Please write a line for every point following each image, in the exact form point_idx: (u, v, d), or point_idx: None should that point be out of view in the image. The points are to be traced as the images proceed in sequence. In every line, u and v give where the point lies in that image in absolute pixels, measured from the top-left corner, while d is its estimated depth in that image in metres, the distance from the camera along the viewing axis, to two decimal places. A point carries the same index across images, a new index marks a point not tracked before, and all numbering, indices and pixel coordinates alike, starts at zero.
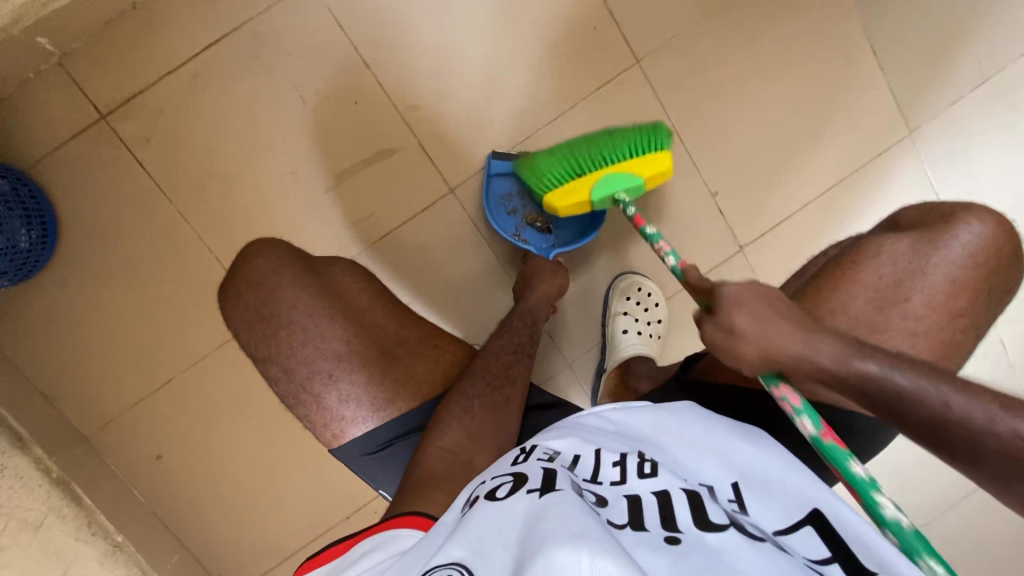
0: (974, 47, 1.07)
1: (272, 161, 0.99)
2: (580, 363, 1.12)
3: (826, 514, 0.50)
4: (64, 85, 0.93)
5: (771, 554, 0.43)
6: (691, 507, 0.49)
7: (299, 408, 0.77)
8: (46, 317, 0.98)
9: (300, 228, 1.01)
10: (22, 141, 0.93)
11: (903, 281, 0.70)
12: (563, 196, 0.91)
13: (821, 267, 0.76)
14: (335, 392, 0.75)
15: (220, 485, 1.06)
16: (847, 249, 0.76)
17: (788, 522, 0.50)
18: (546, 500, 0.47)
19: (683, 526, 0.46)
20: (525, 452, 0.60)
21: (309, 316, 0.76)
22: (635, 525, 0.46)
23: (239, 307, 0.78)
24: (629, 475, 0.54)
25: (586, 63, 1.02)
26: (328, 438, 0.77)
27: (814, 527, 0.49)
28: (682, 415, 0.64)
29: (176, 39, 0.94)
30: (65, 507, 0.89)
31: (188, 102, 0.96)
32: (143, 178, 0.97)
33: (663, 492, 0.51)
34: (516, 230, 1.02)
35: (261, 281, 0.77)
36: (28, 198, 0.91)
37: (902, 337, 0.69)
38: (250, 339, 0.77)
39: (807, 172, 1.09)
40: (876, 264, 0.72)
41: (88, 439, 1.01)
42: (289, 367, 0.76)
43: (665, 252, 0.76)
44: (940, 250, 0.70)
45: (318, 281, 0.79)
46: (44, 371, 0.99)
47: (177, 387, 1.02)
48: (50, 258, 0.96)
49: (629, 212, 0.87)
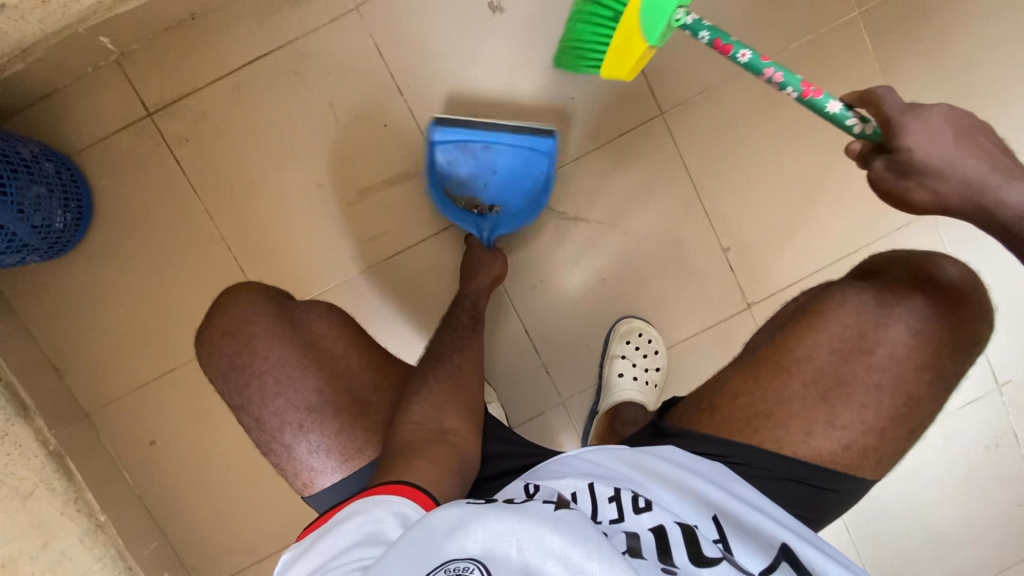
0: (1018, 127, 1.03)
1: (301, 172, 1.03)
2: (573, 404, 1.12)
3: (793, 550, 0.57)
4: (119, 81, 0.99)
5: None
6: (686, 540, 0.52)
7: (273, 457, 0.79)
8: (68, 294, 1.02)
9: (317, 239, 1.05)
10: (72, 129, 1.00)
11: (867, 331, 0.71)
12: (619, 62, 0.85)
13: (789, 316, 0.77)
14: (304, 443, 0.77)
15: (206, 478, 1.07)
16: (815, 296, 0.77)
17: (767, 564, 0.55)
18: (562, 514, 0.48)
19: (679, 561, 0.49)
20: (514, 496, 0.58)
21: (282, 367, 0.78)
22: (633, 553, 0.49)
23: (216, 355, 0.80)
24: (625, 510, 0.55)
25: (611, 113, 1.06)
26: (298, 485, 0.79)
27: (789, 565, 0.55)
28: (662, 459, 0.66)
29: (227, 50, 1.00)
30: (56, 480, 0.92)
31: (230, 109, 1.01)
32: (178, 174, 1.02)
33: (660, 527, 0.53)
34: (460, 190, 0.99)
35: (236, 330, 0.80)
36: (70, 180, 0.97)
37: (866, 390, 0.70)
38: (225, 387, 0.80)
39: (820, 236, 1.09)
40: (840, 313, 0.72)
41: (88, 416, 1.04)
42: (261, 417, 0.78)
43: (782, 81, 0.70)
44: (944, 352, 0.70)
45: (290, 335, 0.80)
46: (58, 346, 1.03)
47: (179, 377, 1.05)
48: (79, 238, 1.01)
49: (701, 34, 0.75)
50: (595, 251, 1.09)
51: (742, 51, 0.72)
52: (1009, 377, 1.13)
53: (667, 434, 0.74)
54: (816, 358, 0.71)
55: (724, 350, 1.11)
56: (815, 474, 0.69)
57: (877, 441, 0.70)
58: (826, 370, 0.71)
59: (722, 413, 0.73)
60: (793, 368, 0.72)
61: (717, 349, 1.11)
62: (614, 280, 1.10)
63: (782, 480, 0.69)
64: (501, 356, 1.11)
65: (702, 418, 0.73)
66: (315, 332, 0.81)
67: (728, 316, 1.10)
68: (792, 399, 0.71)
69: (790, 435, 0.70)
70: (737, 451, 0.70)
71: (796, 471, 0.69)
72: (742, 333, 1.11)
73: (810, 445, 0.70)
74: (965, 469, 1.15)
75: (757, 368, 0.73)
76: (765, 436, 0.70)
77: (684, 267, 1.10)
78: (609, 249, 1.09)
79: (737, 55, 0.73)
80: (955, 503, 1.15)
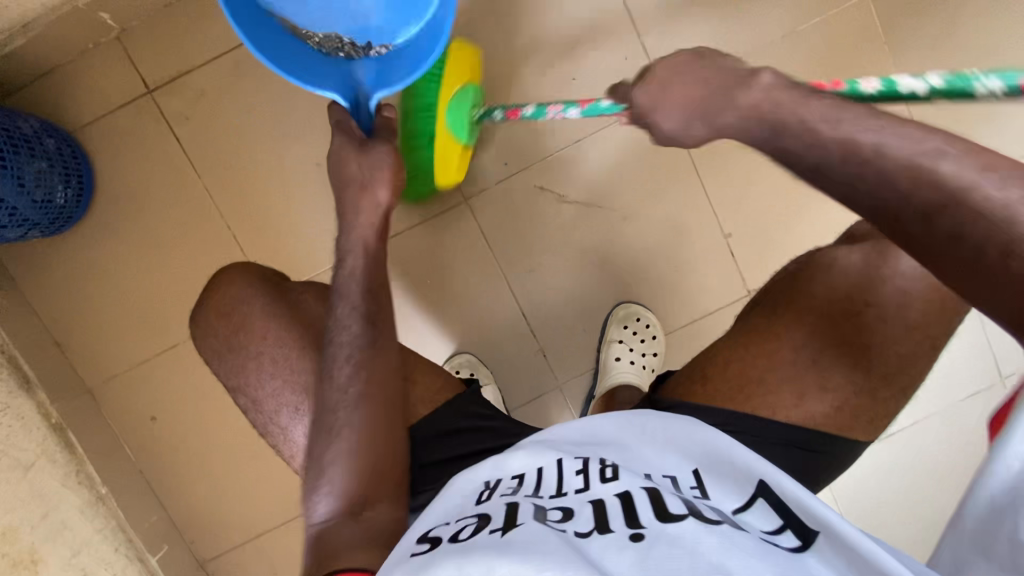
0: None
1: (300, 151, 1.03)
2: (570, 387, 1.12)
3: (770, 484, 0.54)
4: (119, 58, 0.99)
5: (728, 535, 0.45)
6: (652, 501, 0.51)
7: (270, 439, 0.79)
8: (71, 270, 1.03)
9: (316, 218, 1.05)
10: (74, 106, 1.00)
11: (857, 292, 0.69)
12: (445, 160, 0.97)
13: (776, 281, 0.76)
14: (300, 425, 0.77)
15: (206, 453, 1.08)
16: (802, 260, 0.75)
17: (743, 502, 0.53)
18: (510, 538, 0.48)
19: (645, 521, 0.48)
20: (489, 485, 0.60)
21: (278, 347, 0.77)
22: (600, 531, 0.48)
23: (211, 335, 0.80)
24: (591, 480, 0.56)
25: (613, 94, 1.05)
26: (296, 466, 0.80)
27: (768, 502, 0.52)
28: (636, 420, 0.66)
29: (226, 27, 0.99)
30: (58, 452, 0.95)
31: (229, 87, 1.01)
32: (178, 152, 1.02)
33: (626, 493, 0.53)
34: (310, 33, 0.81)
35: (233, 310, 0.80)
36: (70, 157, 0.97)
37: (857, 353, 0.69)
38: (222, 368, 0.80)
39: (823, 215, 1.07)
40: (827, 276, 0.71)
41: (90, 392, 1.06)
42: (258, 399, 0.78)
43: (564, 108, 0.82)
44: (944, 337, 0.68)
45: (286, 313, 0.79)
46: (60, 321, 1.04)
47: (178, 354, 1.06)
48: (81, 215, 1.02)
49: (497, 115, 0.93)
50: (595, 232, 1.08)
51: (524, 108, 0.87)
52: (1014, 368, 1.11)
53: (659, 406, 0.75)
54: (806, 322, 0.71)
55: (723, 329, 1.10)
56: (810, 439, 0.70)
57: (868, 401, 0.69)
58: (817, 334, 0.70)
59: (714, 382, 0.73)
60: (785, 337, 0.71)
61: (716, 330, 1.10)
62: (614, 264, 1.09)
63: (776, 445, 0.70)
64: (497, 332, 1.11)
65: (695, 389, 0.74)
66: (312, 307, 0.80)
67: (727, 296, 1.09)
68: (784, 363, 0.70)
69: (782, 400, 0.70)
70: (731, 420, 0.70)
71: (787, 435, 0.70)
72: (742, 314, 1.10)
73: (800, 409, 0.70)
74: (964, 458, 1.13)
75: (746, 337, 0.73)
76: (758, 402, 0.70)
77: (683, 247, 1.09)
78: (607, 226, 1.08)
79: (524, 111, 0.88)
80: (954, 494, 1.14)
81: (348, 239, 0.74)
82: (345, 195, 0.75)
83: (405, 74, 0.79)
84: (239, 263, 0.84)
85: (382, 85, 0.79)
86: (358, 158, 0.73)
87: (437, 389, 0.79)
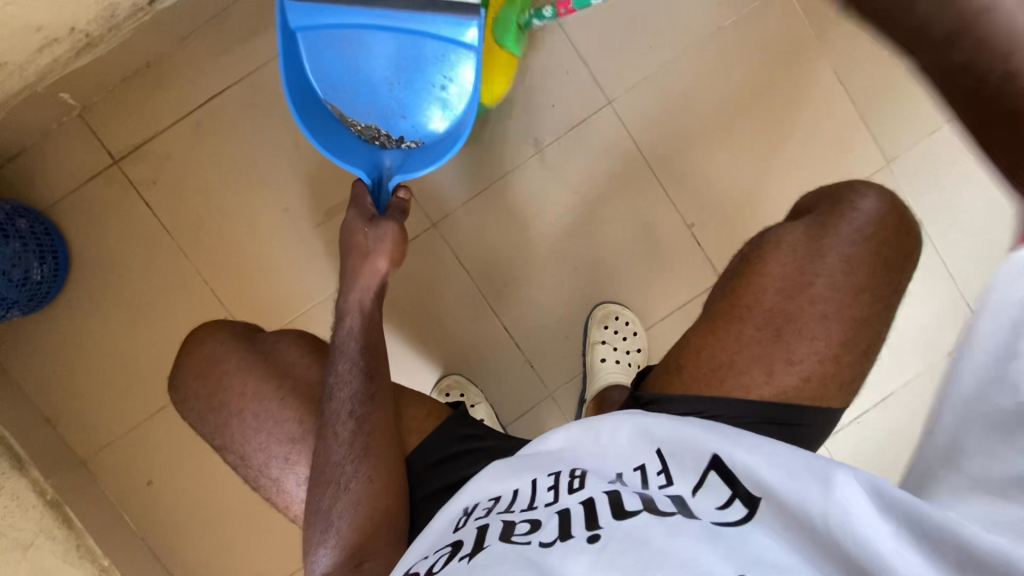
0: None
1: (267, 200, 1.06)
2: (561, 394, 1.13)
3: (725, 458, 0.54)
4: (83, 134, 1.03)
5: (677, 521, 0.47)
6: (611, 503, 0.52)
7: (264, 491, 0.79)
8: (53, 344, 1.04)
9: (290, 262, 1.07)
10: (42, 184, 1.03)
11: (803, 263, 0.72)
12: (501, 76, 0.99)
13: (736, 265, 0.78)
14: (292, 476, 0.77)
15: (207, 511, 1.08)
16: (753, 246, 0.78)
17: (698, 481, 0.53)
18: (475, 564, 0.50)
19: (603, 522, 0.49)
20: (467, 511, 0.62)
21: (261, 403, 0.77)
22: (562, 538, 0.49)
23: (193, 399, 0.80)
24: (560, 492, 0.57)
25: (561, 107, 1.09)
26: (292, 515, 0.80)
27: (720, 475, 0.52)
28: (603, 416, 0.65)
29: (184, 93, 1.03)
30: (56, 528, 0.92)
31: (192, 148, 1.04)
32: (148, 217, 1.05)
33: (590, 499, 0.53)
34: (352, 120, 0.88)
35: (211, 370, 0.79)
36: (44, 234, 1.00)
37: (815, 322, 0.71)
38: (207, 430, 0.79)
39: (778, 195, 1.11)
40: (777, 254, 0.74)
41: (84, 464, 1.05)
42: (245, 454, 0.77)
43: None
44: (892, 285, 0.72)
45: (265, 363, 0.79)
46: (48, 398, 1.04)
47: (169, 414, 1.07)
48: (59, 289, 1.03)
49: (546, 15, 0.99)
50: (563, 240, 1.11)
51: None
52: None
53: (644, 402, 0.73)
54: (764, 299, 0.73)
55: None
56: (788, 413, 0.70)
57: (834, 368, 0.71)
58: (775, 311, 0.72)
59: (689, 370, 0.73)
60: (748, 318, 0.73)
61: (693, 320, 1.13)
62: (586, 268, 1.12)
63: (755, 423, 0.70)
64: (480, 350, 1.12)
65: (674, 379, 0.74)
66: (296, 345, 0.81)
67: (700, 286, 1.12)
68: (751, 342, 0.72)
69: (754, 379, 0.71)
70: (712, 405, 0.70)
71: (769, 412, 0.70)
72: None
73: (772, 385, 0.70)
74: None
75: (714, 322, 0.74)
76: (732, 385, 0.71)
77: (650, 247, 1.12)
78: (572, 227, 1.11)
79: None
80: None
81: (347, 300, 0.81)
82: (346, 260, 0.82)
83: (424, 166, 0.85)
84: (212, 323, 0.85)
85: (403, 171, 0.85)
86: (365, 228, 0.81)
87: (426, 416, 0.80)
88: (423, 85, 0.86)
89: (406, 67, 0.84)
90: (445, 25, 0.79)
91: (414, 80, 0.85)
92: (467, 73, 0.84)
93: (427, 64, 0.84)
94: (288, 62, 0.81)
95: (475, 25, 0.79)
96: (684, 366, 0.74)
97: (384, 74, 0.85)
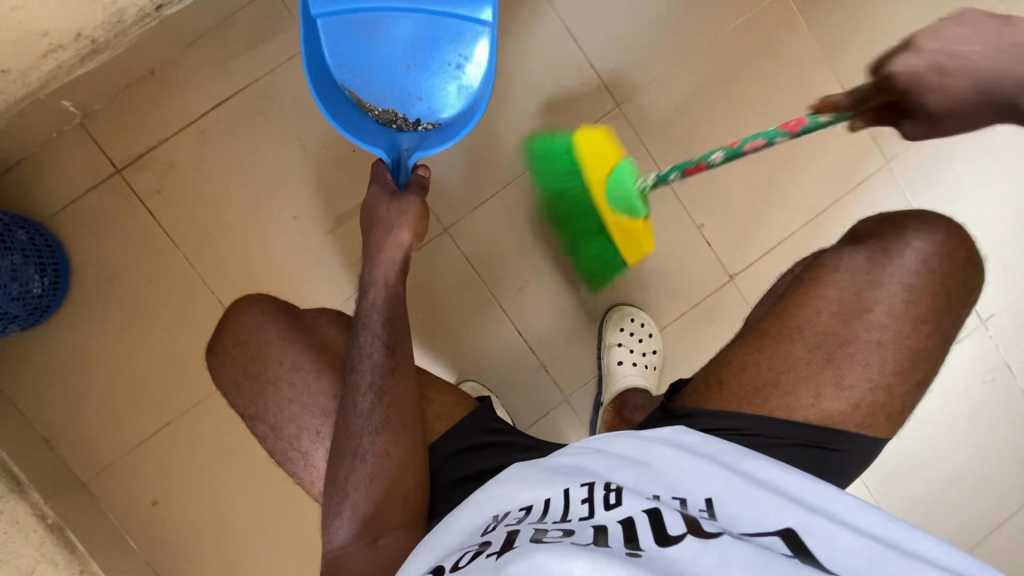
0: None
1: (276, 207, 1.04)
2: (578, 398, 1.12)
3: (799, 534, 0.54)
4: (85, 143, 1.00)
5: (727, 559, 0.46)
6: (653, 527, 0.51)
7: (288, 464, 0.76)
8: (51, 361, 1.00)
9: (301, 269, 1.05)
10: (41, 196, 0.99)
11: (843, 273, 0.74)
12: (625, 242, 0.97)
13: (788, 285, 0.80)
14: (322, 448, 0.74)
15: (214, 530, 1.04)
16: (809, 266, 0.79)
17: (761, 534, 0.54)
18: (503, 560, 0.48)
19: (644, 545, 0.49)
20: (498, 517, 0.59)
21: (297, 372, 0.75)
22: (597, 543, 0.49)
23: (229, 364, 0.77)
24: (596, 507, 0.55)
25: (570, 111, 1.10)
26: (315, 492, 0.77)
27: (786, 541, 0.53)
28: (663, 437, 0.65)
29: (189, 100, 1.01)
30: (58, 554, 0.87)
31: (198, 155, 1.02)
32: (152, 226, 1.02)
33: (629, 519, 0.52)
34: (370, 106, 0.86)
35: (248, 339, 0.76)
36: (44, 246, 0.96)
37: (868, 347, 0.72)
38: (237, 395, 0.76)
39: (785, 195, 1.13)
40: (837, 276, 0.74)
41: (86, 485, 1.01)
42: (278, 424, 0.75)
43: (766, 137, 0.73)
44: (917, 273, 0.72)
45: (305, 336, 0.77)
46: (46, 416, 1.00)
47: (175, 430, 1.03)
48: (59, 303, 1.00)
49: (669, 177, 0.87)
50: None
51: (714, 154, 0.77)
52: (991, 310, 1.16)
53: (679, 415, 0.75)
54: (817, 320, 0.73)
55: (712, 322, 1.13)
56: (828, 436, 0.71)
57: (874, 377, 0.71)
58: (827, 332, 0.73)
59: (730, 386, 0.74)
60: (799, 338, 0.73)
61: (705, 319, 1.13)
62: None
63: (794, 446, 0.71)
64: (495, 354, 1.11)
65: (712, 396, 0.74)
66: None
67: (712, 285, 1.13)
68: (799, 364, 0.72)
69: (799, 400, 0.72)
70: (750, 422, 0.71)
71: (808, 436, 0.71)
72: (729, 304, 1.13)
73: (817, 408, 0.71)
74: (962, 407, 1.17)
75: (761, 341, 0.75)
76: (775, 405, 0.72)
77: (659, 250, 1.12)
78: None
79: (710, 158, 0.79)
80: (969, 443, 1.17)
81: (371, 273, 0.78)
82: (369, 237, 0.80)
83: (447, 140, 0.84)
84: (255, 292, 0.82)
85: (423, 149, 0.84)
86: (388, 201, 0.79)
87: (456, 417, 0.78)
88: (440, 64, 0.87)
89: (424, 47, 0.86)
90: (463, 3, 0.84)
91: (430, 60, 0.87)
92: (482, 51, 0.86)
93: (445, 44, 0.86)
94: (310, 47, 0.80)
95: (489, 4, 0.84)
96: (728, 378, 0.74)
97: (403, 55, 0.86)
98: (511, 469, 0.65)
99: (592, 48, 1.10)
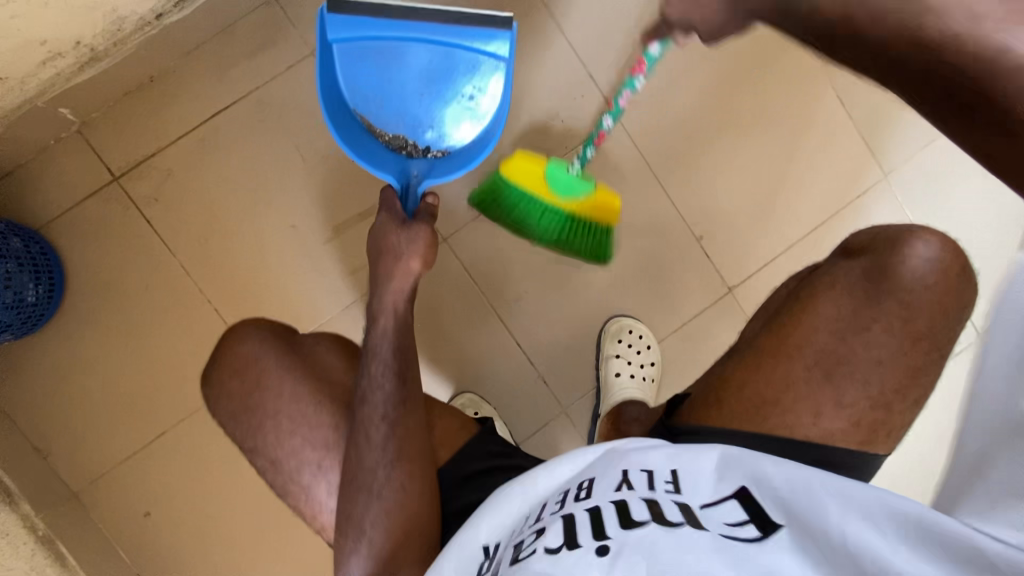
0: None
1: (274, 216, 1.04)
2: (576, 411, 1.12)
3: (749, 487, 0.56)
4: (82, 150, 0.99)
5: (687, 542, 0.49)
6: (619, 516, 0.53)
7: (289, 497, 0.75)
8: (44, 369, 0.99)
9: (298, 279, 1.04)
10: (37, 203, 0.99)
11: (838, 290, 0.75)
12: (600, 214, 0.95)
13: (783, 301, 0.80)
14: (323, 480, 0.74)
15: (206, 542, 1.02)
16: (803, 281, 0.80)
17: (715, 500, 0.56)
18: None
19: (610, 533, 0.51)
20: (490, 554, 0.57)
21: (295, 397, 0.74)
22: (569, 546, 0.50)
23: (225, 396, 0.76)
24: (566, 501, 0.58)
25: (570, 122, 1.10)
26: (317, 525, 0.76)
27: (739, 498, 0.55)
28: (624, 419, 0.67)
29: (189, 108, 1.01)
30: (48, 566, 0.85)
31: (196, 164, 1.02)
32: (149, 235, 1.01)
33: (596, 509, 0.55)
34: (382, 131, 0.86)
35: (246, 369, 0.76)
36: (39, 254, 0.96)
37: (866, 362, 0.71)
38: (232, 414, 0.76)
39: (784, 208, 1.13)
40: (829, 292, 0.75)
41: (76, 496, 0.99)
42: (277, 458, 0.74)
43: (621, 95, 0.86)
44: (916, 290, 0.72)
45: (302, 364, 0.77)
46: (38, 426, 0.99)
47: (169, 441, 1.02)
48: (54, 311, 0.99)
49: (589, 150, 0.92)
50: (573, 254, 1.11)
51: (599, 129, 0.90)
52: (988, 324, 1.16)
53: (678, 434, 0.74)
54: (816, 339, 0.73)
55: (710, 335, 1.13)
56: (827, 453, 0.71)
57: (873, 394, 0.71)
58: (826, 348, 0.73)
59: (730, 404, 0.73)
60: (797, 355, 0.73)
61: (703, 332, 1.13)
62: (598, 282, 1.11)
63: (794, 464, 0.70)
64: (493, 366, 1.10)
65: (711, 412, 0.74)
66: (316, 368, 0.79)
67: (710, 297, 1.13)
68: (798, 381, 0.72)
69: (799, 418, 0.71)
70: (748, 441, 0.71)
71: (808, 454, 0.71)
72: (727, 316, 1.13)
73: (818, 426, 0.71)
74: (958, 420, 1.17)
75: (759, 358, 0.74)
76: (775, 422, 0.71)
77: (658, 261, 1.12)
78: None
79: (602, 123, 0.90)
80: None
81: (380, 298, 0.78)
82: (379, 262, 0.80)
83: (457, 171, 0.85)
84: (249, 320, 0.81)
85: (433, 178, 0.84)
86: (397, 231, 0.79)
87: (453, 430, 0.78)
88: (452, 93, 0.85)
89: (437, 74, 0.83)
90: (479, 37, 0.78)
91: (442, 88, 0.84)
92: (496, 84, 0.84)
93: (458, 74, 0.83)
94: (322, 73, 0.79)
95: (507, 39, 0.78)
96: (726, 394, 0.74)
97: (415, 82, 0.84)
98: (496, 491, 0.62)
99: (592, 60, 1.10)
